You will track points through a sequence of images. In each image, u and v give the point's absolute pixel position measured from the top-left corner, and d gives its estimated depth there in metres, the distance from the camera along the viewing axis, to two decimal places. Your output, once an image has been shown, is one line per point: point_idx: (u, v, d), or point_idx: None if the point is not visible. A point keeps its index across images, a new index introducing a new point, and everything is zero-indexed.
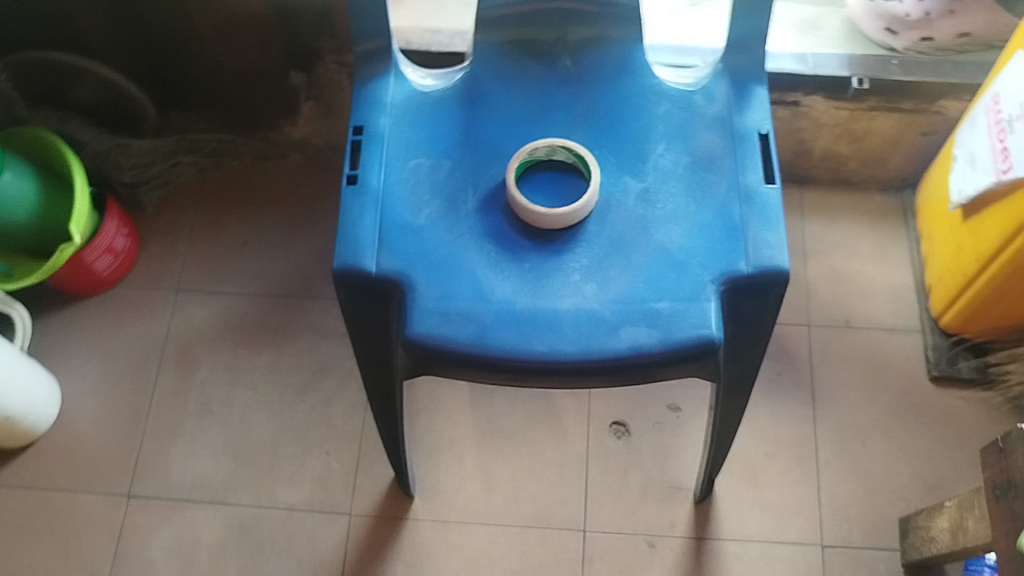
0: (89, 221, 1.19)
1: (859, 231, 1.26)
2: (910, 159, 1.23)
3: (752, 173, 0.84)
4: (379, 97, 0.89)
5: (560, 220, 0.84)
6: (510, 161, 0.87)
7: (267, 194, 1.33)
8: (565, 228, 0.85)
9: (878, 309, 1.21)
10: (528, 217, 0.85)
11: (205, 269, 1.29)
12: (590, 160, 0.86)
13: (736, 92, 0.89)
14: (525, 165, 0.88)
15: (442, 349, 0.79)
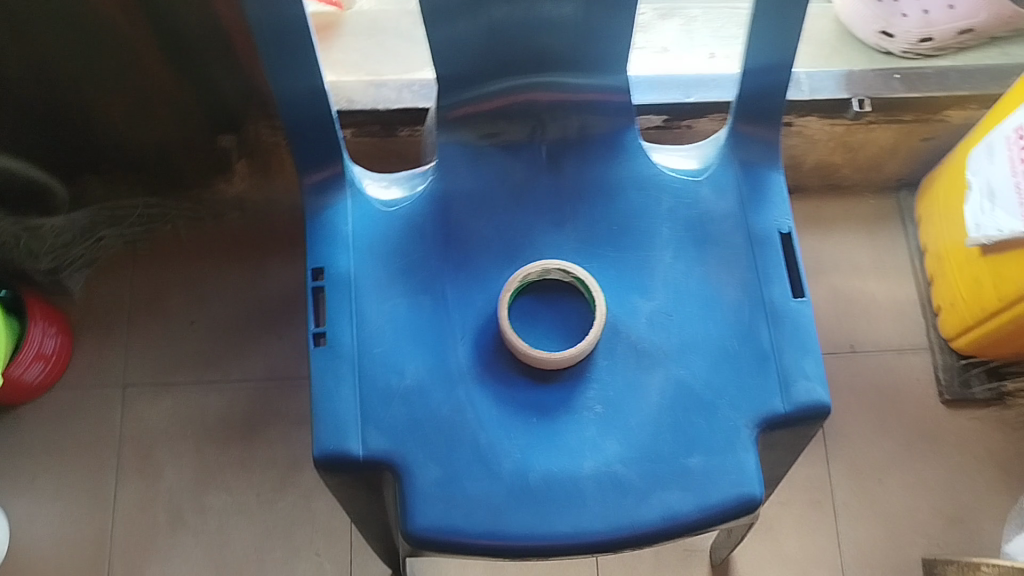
0: (11, 333, 1.05)
1: (856, 241, 1.18)
2: (907, 162, 1.13)
3: (777, 284, 0.74)
4: (338, 231, 0.76)
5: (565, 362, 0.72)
6: (501, 292, 0.75)
7: (212, 261, 1.21)
8: (570, 367, 0.73)
9: (883, 328, 1.15)
10: (526, 359, 0.73)
11: (152, 358, 1.16)
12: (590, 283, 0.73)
13: (749, 184, 0.78)
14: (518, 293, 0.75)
15: (452, 542, 0.69)
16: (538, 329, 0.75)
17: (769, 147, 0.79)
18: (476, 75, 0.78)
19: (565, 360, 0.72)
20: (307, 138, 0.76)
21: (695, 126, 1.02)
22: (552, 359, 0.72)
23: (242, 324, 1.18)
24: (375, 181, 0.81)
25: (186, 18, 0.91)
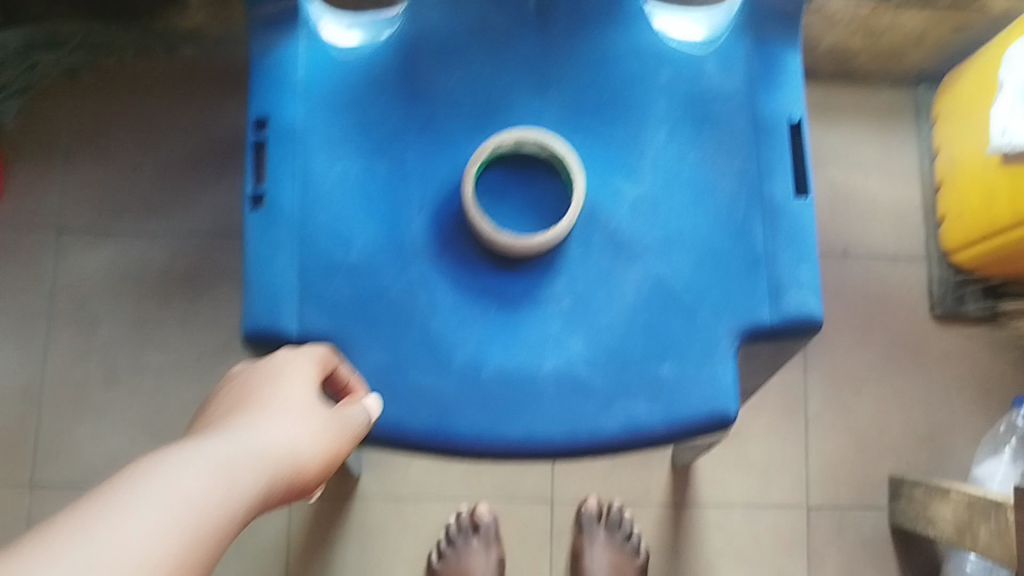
0: None
1: (864, 136, 1.08)
2: (933, 53, 1.02)
3: (779, 180, 0.66)
4: (285, 76, 0.66)
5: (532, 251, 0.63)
6: (467, 164, 0.65)
7: (162, 100, 1.09)
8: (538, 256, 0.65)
9: (880, 233, 1.07)
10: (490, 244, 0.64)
11: (92, 203, 1.07)
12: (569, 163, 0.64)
13: (762, 61, 0.67)
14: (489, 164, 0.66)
15: (391, 435, 0.63)
16: (513, 207, 0.66)
17: (789, 20, 0.68)
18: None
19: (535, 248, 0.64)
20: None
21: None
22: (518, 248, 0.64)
23: (189, 173, 1.08)
24: (336, 21, 0.70)
25: None
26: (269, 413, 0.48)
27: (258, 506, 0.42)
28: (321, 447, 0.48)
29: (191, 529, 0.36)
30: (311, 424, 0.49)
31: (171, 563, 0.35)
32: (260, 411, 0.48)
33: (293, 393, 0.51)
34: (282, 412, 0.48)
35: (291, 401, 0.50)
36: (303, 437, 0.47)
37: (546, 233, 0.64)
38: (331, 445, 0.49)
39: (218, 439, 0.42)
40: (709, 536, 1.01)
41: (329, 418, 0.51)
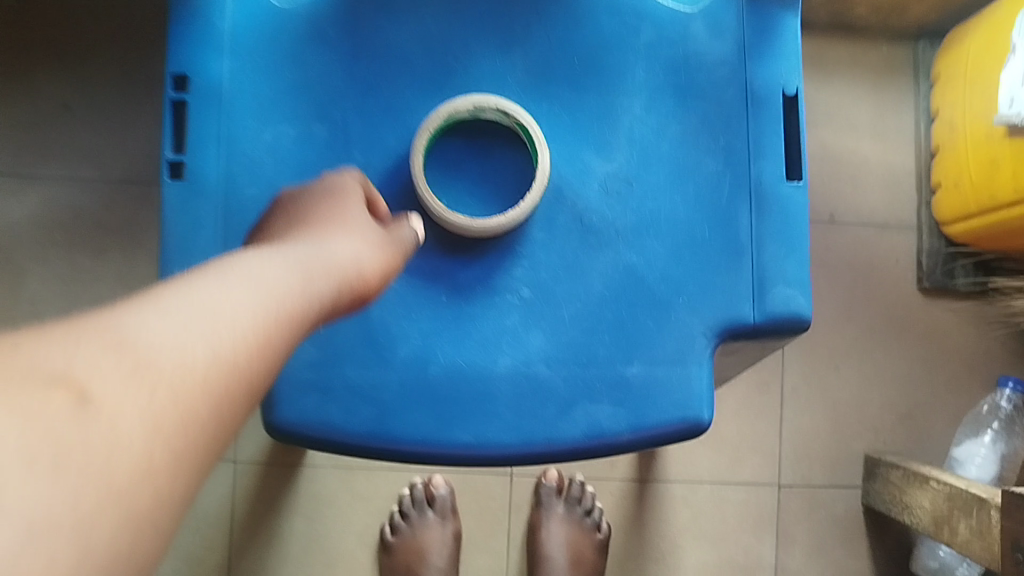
0: None
1: (857, 94, 1.01)
2: (938, 6, 0.94)
3: (769, 161, 0.58)
4: (210, 27, 0.58)
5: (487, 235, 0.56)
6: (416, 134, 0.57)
7: (94, 29, 0.98)
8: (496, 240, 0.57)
9: (869, 199, 1.00)
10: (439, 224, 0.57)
11: (16, 144, 0.98)
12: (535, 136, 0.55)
13: (756, 24, 0.59)
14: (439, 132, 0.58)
15: (324, 437, 0.56)
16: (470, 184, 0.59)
17: None
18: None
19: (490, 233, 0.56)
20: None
21: None
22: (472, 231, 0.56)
23: (124, 113, 0.99)
24: None
25: None
26: (334, 229, 0.45)
27: (324, 318, 0.41)
28: (379, 269, 0.46)
29: (242, 349, 0.34)
30: (372, 240, 0.47)
31: (200, 395, 0.31)
32: (316, 242, 0.43)
33: (354, 208, 0.48)
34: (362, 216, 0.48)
35: (353, 217, 0.47)
36: (367, 255, 0.45)
37: (503, 214, 0.56)
38: (386, 256, 0.47)
39: (284, 251, 0.41)
40: (676, 514, 0.96)
41: (389, 246, 0.48)
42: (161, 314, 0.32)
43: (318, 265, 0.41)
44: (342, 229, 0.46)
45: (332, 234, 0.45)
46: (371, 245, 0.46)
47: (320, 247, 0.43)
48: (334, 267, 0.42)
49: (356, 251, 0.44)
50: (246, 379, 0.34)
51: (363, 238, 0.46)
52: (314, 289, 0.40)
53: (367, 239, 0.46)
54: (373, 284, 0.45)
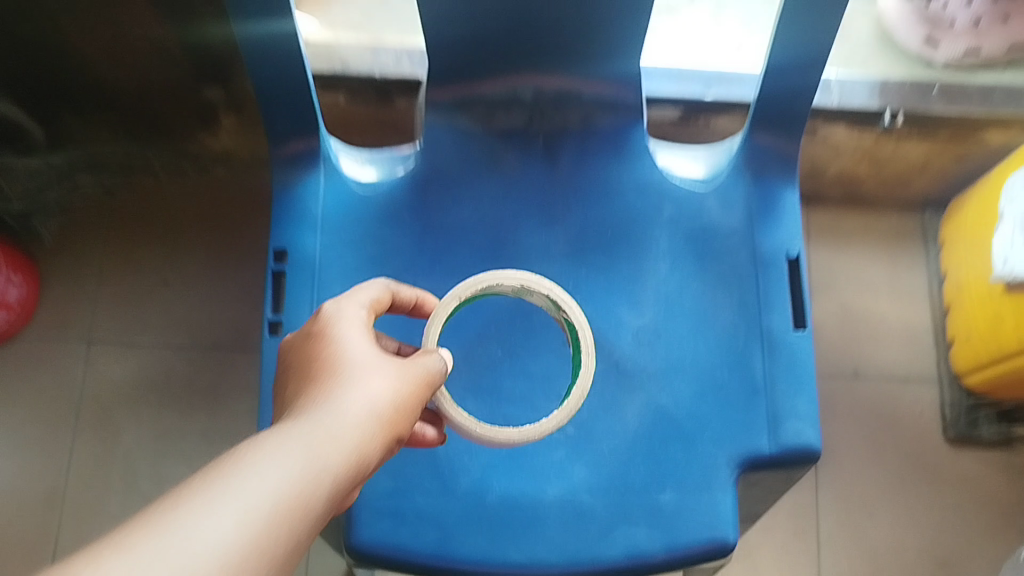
0: None
1: (871, 260, 1.11)
2: (937, 181, 1.05)
3: (777, 313, 0.67)
4: (306, 211, 0.70)
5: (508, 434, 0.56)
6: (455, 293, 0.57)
7: (190, 214, 1.15)
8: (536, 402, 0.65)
9: (889, 354, 1.08)
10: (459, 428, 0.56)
11: (122, 315, 1.11)
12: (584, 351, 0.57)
13: (760, 201, 0.70)
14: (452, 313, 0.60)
15: (395, 557, 0.63)
16: (513, 364, 0.66)
17: (784, 161, 0.71)
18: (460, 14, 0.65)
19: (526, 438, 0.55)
20: (277, 84, 0.67)
21: (713, 122, 0.95)
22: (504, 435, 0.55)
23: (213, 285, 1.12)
24: (356, 160, 0.74)
25: None
26: (359, 368, 0.44)
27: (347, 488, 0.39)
28: (399, 402, 0.44)
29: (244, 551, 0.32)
30: (386, 373, 0.44)
31: None
32: (346, 378, 0.44)
33: (363, 347, 0.46)
34: (391, 363, 0.46)
35: (364, 357, 0.45)
36: (385, 393, 0.43)
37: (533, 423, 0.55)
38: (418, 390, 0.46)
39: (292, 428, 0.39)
40: None
41: (417, 377, 0.46)
42: (235, 471, 0.35)
43: (354, 399, 0.42)
44: (370, 370, 0.44)
45: (354, 369, 0.44)
46: (402, 378, 0.45)
47: (339, 393, 0.42)
48: (370, 403, 0.42)
49: (375, 388, 0.43)
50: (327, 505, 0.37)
51: (392, 376, 0.45)
52: (343, 441, 0.39)
53: (395, 376, 0.45)
54: (408, 421, 0.44)
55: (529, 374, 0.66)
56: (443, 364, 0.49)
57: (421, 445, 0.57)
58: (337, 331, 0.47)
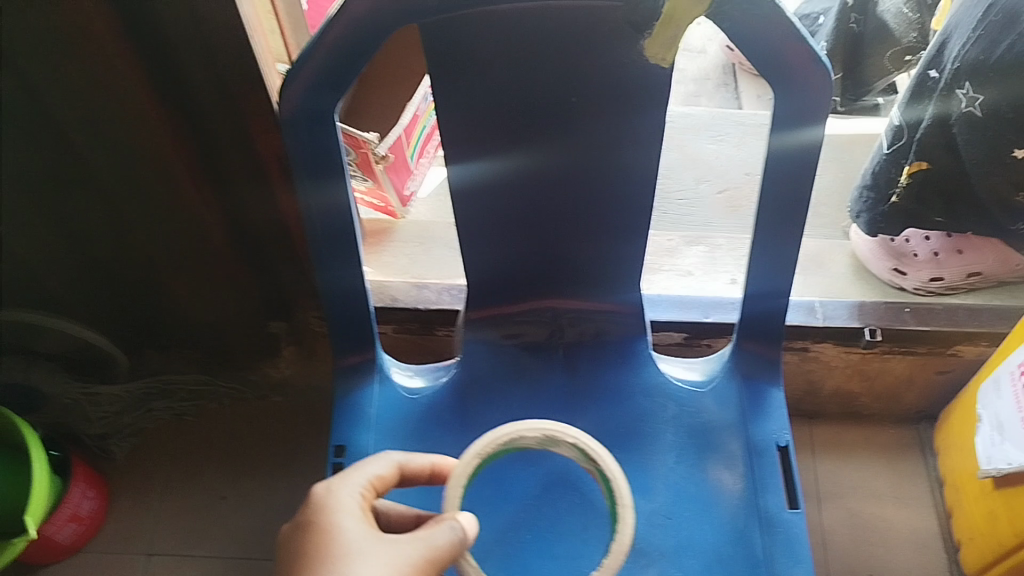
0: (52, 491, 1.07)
1: (875, 470, 1.18)
2: (924, 394, 1.16)
3: (772, 495, 0.77)
4: (363, 413, 0.82)
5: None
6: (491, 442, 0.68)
7: (249, 438, 1.25)
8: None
9: (905, 561, 1.10)
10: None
11: (180, 531, 1.18)
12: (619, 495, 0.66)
13: (751, 401, 0.82)
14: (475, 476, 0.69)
15: None
16: (539, 545, 0.76)
17: (770, 366, 0.84)
18: (490, 245, 0.81)
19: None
20: (340, 308, 0.80)
21: (714, 344, 1.07)
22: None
23: (266, 501, 1.20)
24: (405, 371, 0.86)
25: (251, 221, 0.99)
26: (354, 556, 0.58)
27: None
28: None
29: None
30: (379, 559, 0.57)
31: None
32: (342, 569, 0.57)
33: (364, 536, 0.59)
34: (391, 548, 0.58)
35: (363, 547, 0.59)
36: None
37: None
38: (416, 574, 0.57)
39: None
40: None
41: (411, 560, 0.57)
42: None
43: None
44: (364, 558, 0.58)
45: (352, 559, 0.58)
46: (397, 565, 0.57)
47: None
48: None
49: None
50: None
51: (384, 562, 0.57)
52: None
53: (392, 561, 0.57)
54: None
55: (555, 554, 0.75)
56: (454, 532, 0.59)
57: None
58: (339, 515, 0.61)
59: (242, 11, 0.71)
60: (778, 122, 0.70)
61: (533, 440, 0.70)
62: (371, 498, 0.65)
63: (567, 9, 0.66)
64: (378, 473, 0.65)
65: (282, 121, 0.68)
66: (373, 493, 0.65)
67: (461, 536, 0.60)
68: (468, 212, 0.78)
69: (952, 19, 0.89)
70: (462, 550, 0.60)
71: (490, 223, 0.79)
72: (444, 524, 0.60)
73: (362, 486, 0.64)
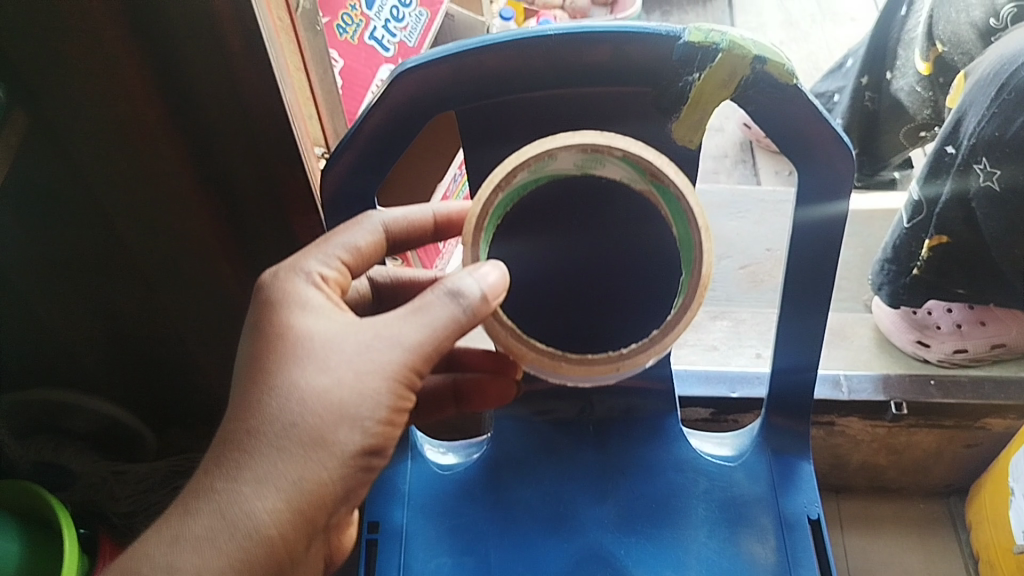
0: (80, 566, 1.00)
1: (907, 545, 1.17)
2: (954, 467, 1.15)
3: (806, 569, 0.77)
4: (397, 489, 0.81)
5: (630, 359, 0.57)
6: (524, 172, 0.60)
7: None
8: (563, 530, 0.80)
9: None
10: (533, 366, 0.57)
11: None
12: (690, 207, 0.57)
13: (782, 474, 0.82)
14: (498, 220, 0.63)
15: None
16: None
17: (799, 440, 0.84)
18: None
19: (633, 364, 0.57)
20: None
21: (741, 419, 1.07)
22: (606, 366, 0.56)
23: None
24: (438, 449, 0.87)
25: None
26: (325, 351, 0.56)
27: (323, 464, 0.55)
28: (360, 381, 0.56)
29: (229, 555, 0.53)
30: (350, 361, 0.56)
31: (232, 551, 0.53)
32: (308, 362, 0.56)
33: (335, 331, 0.57)
34: (365, 351, 0.56)
35: (334, 343, 0.57)
36: (345, 383, 0.55)
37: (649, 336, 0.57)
38: (395, 374, 0.56)
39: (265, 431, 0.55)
40: None
41: (389, 355, 0.56)
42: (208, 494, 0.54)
43: (309, 403, 0.55)
44: (336, 353, 0.56)
45: (320, 354, 0.56)
46: (374, 366, 0.56)
47: (305, 383, 0.55)
48: (334, 407, 0.55)
49: (338, 376, 0.55)
50: (300, 517, 0.55)
51: (359, 359, 0.56)
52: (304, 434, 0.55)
53: (368, 362, 0.56)
54: (384, 386, 0.56)
55: None
56: (451, 307, 0.55)
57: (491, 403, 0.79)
58: (304, 311, 0.58)
59: (290, 105, 0.75)
60: (801, 202, 0.72)
61: (577, 156, 0.61)
62: (350, 266, 0.64)
63: (599, 96, 0.69)
64: (357, 242, 0.64)
65: (325, 203, 0.70)
66: (348, 269, 0.63)
67: (456, 319, 0.56)
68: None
69: (967, 97, 0.92)
70: (465, 332, 0.56)
71: None
72: (440, 295, 0.56)
73: (337, 260, 0.62)
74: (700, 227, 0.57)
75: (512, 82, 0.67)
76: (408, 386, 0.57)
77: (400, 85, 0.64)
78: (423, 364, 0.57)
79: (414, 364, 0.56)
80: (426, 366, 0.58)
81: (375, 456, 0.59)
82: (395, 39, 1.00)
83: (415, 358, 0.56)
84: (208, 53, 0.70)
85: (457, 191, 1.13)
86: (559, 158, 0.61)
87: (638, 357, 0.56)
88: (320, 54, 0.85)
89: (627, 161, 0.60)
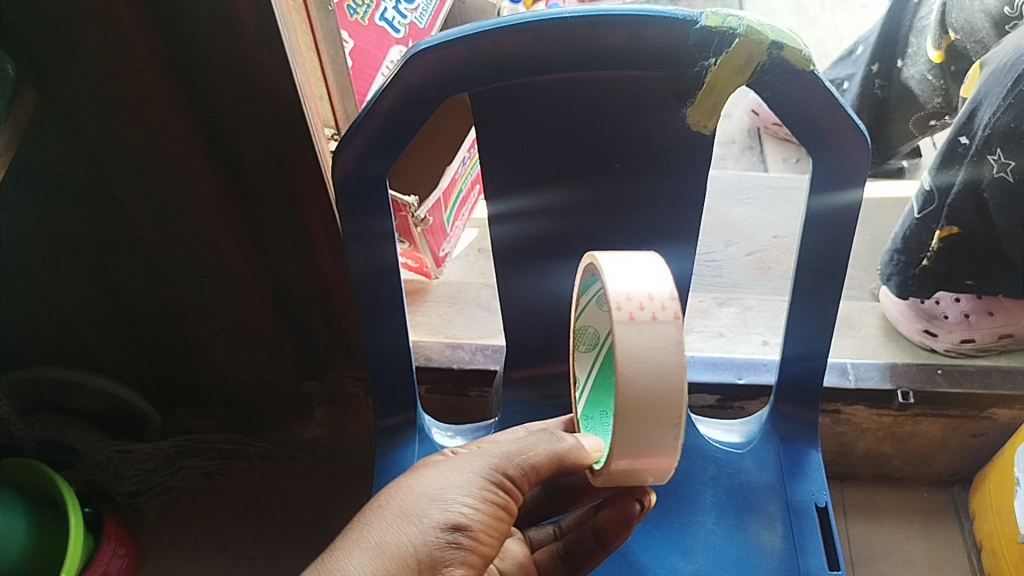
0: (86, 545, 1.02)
1: (909, 533, 1.17)
2: (958, 457, 1.15)
3: (814, 554, 0.77)
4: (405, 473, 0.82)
5: (637, 401, 0.52)
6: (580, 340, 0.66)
7: (283, 498, 1.23)
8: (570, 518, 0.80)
9: None
10: (629, 478, 0.56)
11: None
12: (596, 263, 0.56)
13: (791, 461, 0.83)
14: (602, 385, 0.63)
15: None
16: None
17: (808, 428, 0.85)
18: (530, 307, 0.82)
19: (645, 416, 0.52)
20: (382, 368, 0.81)
21: (747, 406, 1.07)
22: (628, 441, 0.53)
23: (284, 558, 1.17)
24: (447, 433, 0.86)
25: (290, 280, 1.01)
26: (436, 463, 0.62)
27: (411, 535, 0.56)
28: (457, 476, 0.59)
29: None
30: (451, 464, 0.61)
31: None
32: (419, 468, 0.62)
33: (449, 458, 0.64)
34: (464, 458, 0.61)
35: (445, 460, 0.63)
36: (442, 475, 0.59)
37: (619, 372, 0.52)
38: (487, 476, 0.59)
39: (369, 508, 0.59)
40: None
41: (484, 460, 0.60)
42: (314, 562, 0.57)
43: (410, 486, 0.59)
44: (444, 463, 0.61)
45: (430, 463, 0.62)
46: (470, 466, 0.60)
47: (411, 477, 0.61)
48: (426, 490, 0.58)
49: (437, 471, 0.60)
50: None
51: (458, 464, 0.60)
52: (400, 508, 0.58)
53: (467, 463, 0.60)
54: (477, 482, 0.59)
55: None
56: (555, 440, 0.60)
57: (611, 540, 0.66)
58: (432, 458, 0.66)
59: (299, 84, 0.75)
60: (818, 189, 0.72)
61: (593, 302, 0.61)
62: None
63: (613, 79, 0.68)
64: None
65: (337, 184, 0.70)
66: None
67: (559, 447, 0.60)
68: (511, 272, 0.79)
69: (982, 88, 0.91)
70: (560, 457, 0.59)
71: (531, 286, 0.81)
72: (542, 433, 0.62)
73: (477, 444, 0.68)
74: (604, 270, 0.54)
75: (527, 66, 0.66)
76: (502, 494, 0.59)
77: (413, 67, 0.64)
78: (516, 473, 0.59)
79: (506, 472, 0.59)
80: (522, 482, 0.60)
81: (471, 558, 0.57)
82: (405, 20, 0.99)
83: (505, 464, 0.59)
84: (220, 31, 0.69)
85: (468, 172, 1.13)
86: (591, 315, 0.62)
87: (624, 410, 0.52)
88: (331, 36, 0.84)
89: (592, 286, 0.60)
